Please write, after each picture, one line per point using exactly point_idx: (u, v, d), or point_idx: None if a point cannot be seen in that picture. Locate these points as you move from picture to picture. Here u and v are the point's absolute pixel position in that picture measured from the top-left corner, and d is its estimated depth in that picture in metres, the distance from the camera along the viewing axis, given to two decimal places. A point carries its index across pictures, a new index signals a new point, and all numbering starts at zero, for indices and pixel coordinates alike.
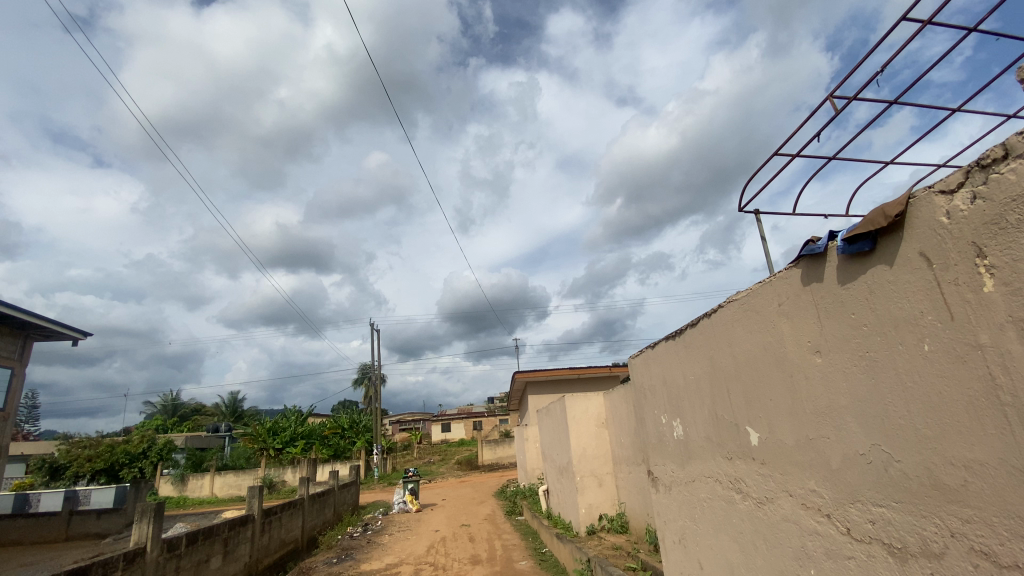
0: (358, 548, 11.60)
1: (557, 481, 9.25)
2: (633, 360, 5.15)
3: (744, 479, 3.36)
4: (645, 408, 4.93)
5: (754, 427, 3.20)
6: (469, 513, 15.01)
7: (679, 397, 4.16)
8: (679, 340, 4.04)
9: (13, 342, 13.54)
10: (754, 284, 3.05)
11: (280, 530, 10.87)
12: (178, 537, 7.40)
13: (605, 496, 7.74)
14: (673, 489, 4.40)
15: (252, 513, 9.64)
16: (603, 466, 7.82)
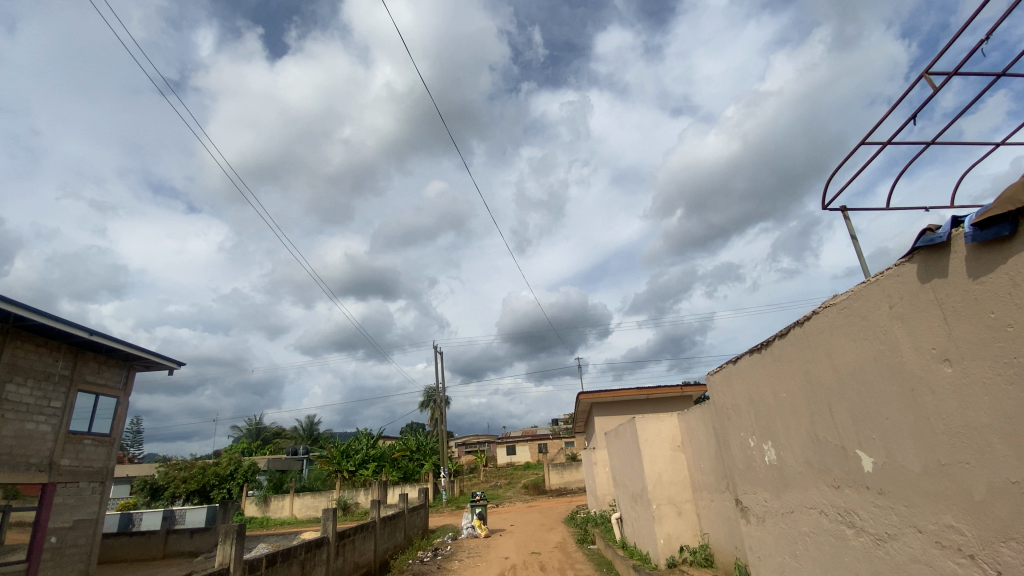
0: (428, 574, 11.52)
1: (632, 508, 8.72)
2: (712, 378, 4.75)
3: (856, 510, 2.91)
4: (729, 430, 4.50)
5: (866, 451, 2.78)
6: (539, 540, 14.58)
7: (769, 417, 3.74)
8: (766, 353, 3.65)
9: (118, 372, 14.82)
10: (858, 286, 2.68)
11: (353, 554, 10.99)
12: (258, 558, 7.60)
13: (685, 525, 7.20)
14: (767, 522, 3.94)
15: (327, 536, 9.81)
16: (681, 494, 7.31)
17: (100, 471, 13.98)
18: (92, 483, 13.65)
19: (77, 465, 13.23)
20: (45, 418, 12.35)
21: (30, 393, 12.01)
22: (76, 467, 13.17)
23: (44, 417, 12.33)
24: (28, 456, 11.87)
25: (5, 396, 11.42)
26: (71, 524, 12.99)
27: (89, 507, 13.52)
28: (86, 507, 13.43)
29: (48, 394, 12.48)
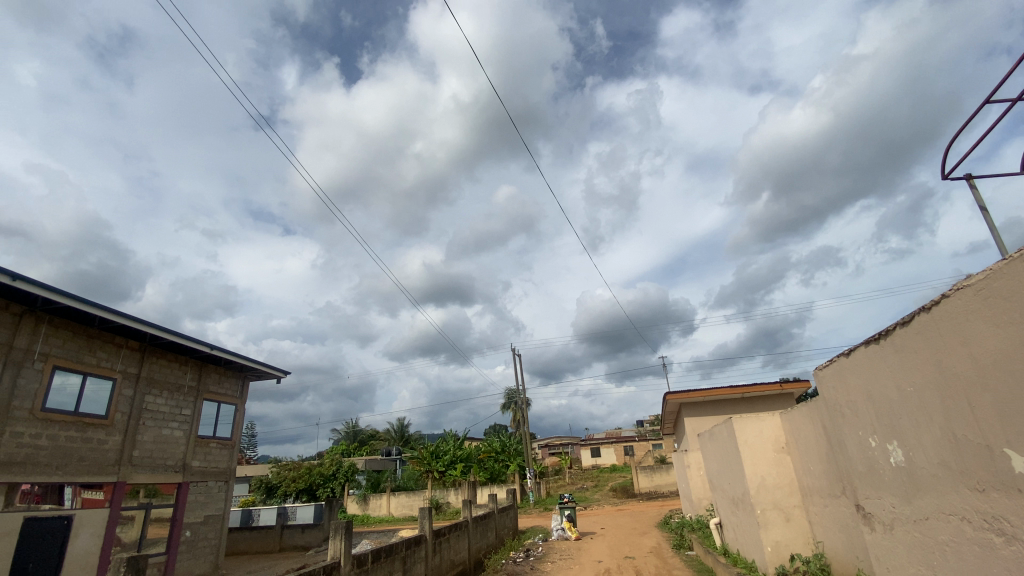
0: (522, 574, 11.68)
1: (733, 513, 8.27)
2: (820, 373, 4.39)
3: (1006, 517, 2.55)
4: (843, 428, 4.13)
5: (1014, 449, 2.43)
6: (633, 544, 14.23)
7: (892, 413, 3.39)
8: (886, 343, 3.31)
9: (236, 382, 16.50)
10: (996, 263, 2.36)
11: (449, 552, 11.38)
12: (365, 553, 8.10)
13: (795, 533, 6.71)
14: (895, 530, 3.56)
15: (424, 534, 10.24)
16: (789, 498, 6.82)
17: (224, 471, 15.60)
18: (218, 482, 15.28)
19: (205, 466, 14.87)
20: (177, 424, 14.02)
21: (165, 402, 13.69)
22: (205, 468, 14.80)
23: (177, 423, 14.01)
24: (165, 459, 13.51)
25: (146, 405, 13.10)
26: (202, 519, 14.63)
27: (216, 504, 15.15)
28: (214, 504, 15.05)
29: (179, 402, 14.14)
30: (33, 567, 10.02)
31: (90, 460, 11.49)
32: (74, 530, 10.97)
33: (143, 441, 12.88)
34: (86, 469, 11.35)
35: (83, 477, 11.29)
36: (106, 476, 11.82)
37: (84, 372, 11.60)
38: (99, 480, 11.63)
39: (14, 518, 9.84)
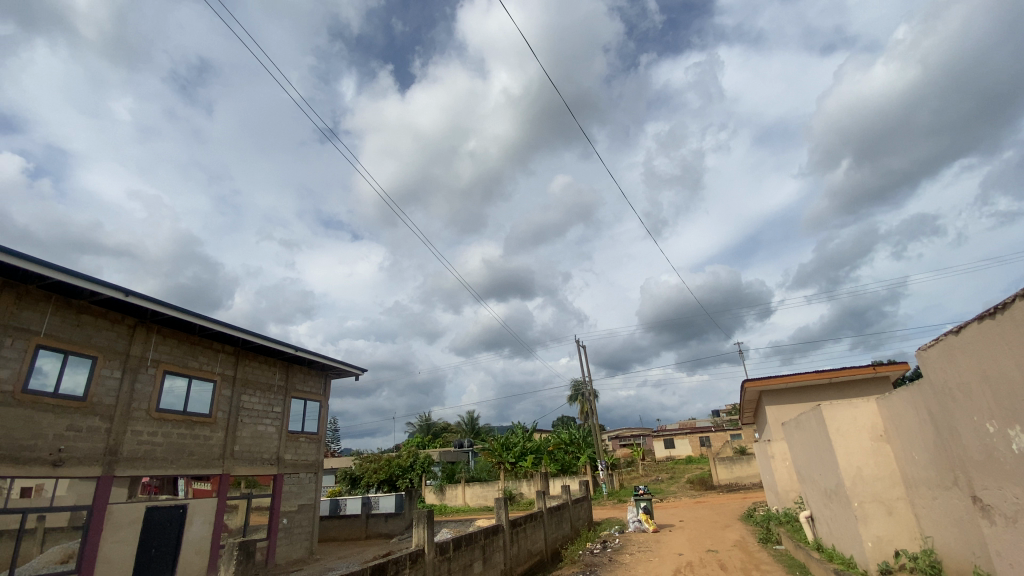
0: (601, 565, 11.65)
1: (826, 506, 7.77)
2: (925, 354, 4.01)
3: None
4: (954, 414, 3.76)
5: None
6: (715, 537, 13.78)
7: (1012, 395, 3.05)
8: (1004, 318, 2.97)
9: (319, 380, 17.60)
10: None
11: (526, 541, 11.56)
12: (447, 541, 8.41)
13: (900, 527, 6.19)
14: (1020, 524, 3.21)
15: (502, 523, 10.46)
16: (890, 490, 6.30)
17: (313, 463, 16.73)
18: (309, 473, 16.43)
19: (296, 458, 16.02)
20: (270, 420, 15.18)
21: (258, 401, 14.86)
22: (296, 460, 15.96)
23: (271, 419, 15.17)
24: (262, 453, 14.70)
25: (242, 404, 14.28)
26: (297, 508, 15.80)
27: (308, 494, 16.30)
28: (306, 493, 16.20)
29: (271, 400, 15.30)
30: (155, 551, 11.38)
31: (198, 454, 12.72)
32: (188, 517, 12.29)
33: (242, 437, 14.08)
34: (196, 462, 12.59)
35: (193, 470, 12.52)
36: (213, 469, 13.04)
37: (189, 375, 12.83)
38: (207, 473, 12.85)
39: (137, 508, 11.10)
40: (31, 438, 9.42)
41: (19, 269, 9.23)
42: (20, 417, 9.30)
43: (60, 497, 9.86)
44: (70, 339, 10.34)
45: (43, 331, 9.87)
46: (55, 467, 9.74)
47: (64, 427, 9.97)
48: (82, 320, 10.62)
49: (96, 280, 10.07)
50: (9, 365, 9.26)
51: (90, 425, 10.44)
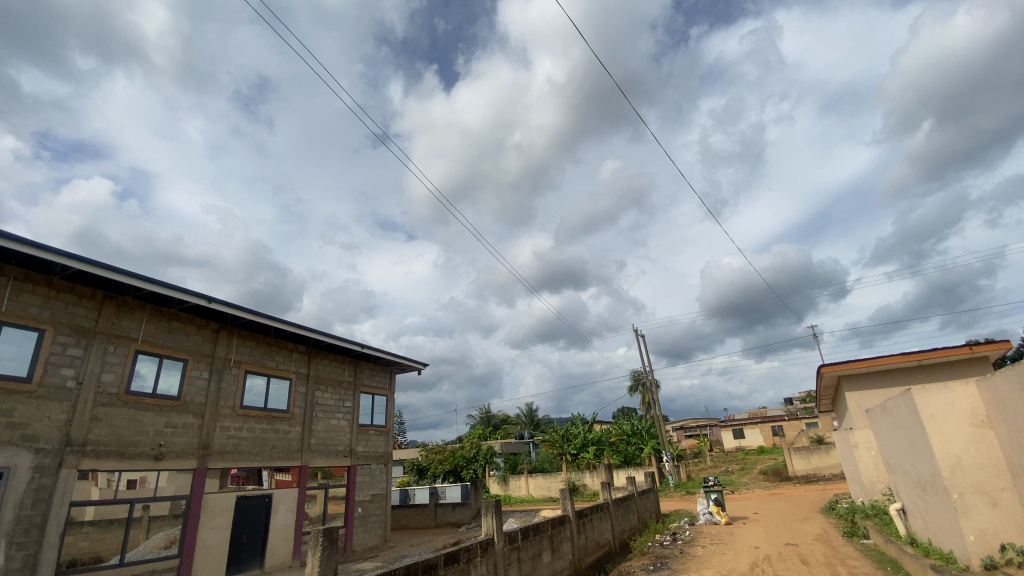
0: (672, 558, 11.40)
1: (920, 498, 7.17)
2: None
3: None
4: None
5: None
6: (794, 530, 13.11)
7: None
8: None
9: (384, 375, 18.28)
10: None
11: (594, 532, 11.51)
12: (515, 531, 8.52)
13: (1006, 520, 5.62)
14: None
15: (569, 514, 10.47)
16: (995, 481, 5.73)
17: (383, 455, 17.45)
18: (379, 464, 17.15)
19: (368, 450, 16.79)
20: (342, 414, 15.98)
21: (331, 396, 15.67)
22: (367, 452, 16.72)
23: (342, 414, 15.95)
24: (336, 445, 15.51)
25: (316, 399, 15.12)
26: (370, 497, 16.56)
27: (380, 484, 17.04)
28: (378, 483, 16.94)
29: (342, 395, 16.09)
30: (246, 537, 12.33)
31: (279, 448, 13.62)
32: (274, 506, 13.19)
33: (317, 431, 14.92)
34: (277, 455, 13.48)
35: (275, 462, 13.42)
36: (293, 461, 13.90)
37: (268, 374, 13.71)
38: (288, 464, 13.73)
39: (229, 497, 12.04)
40: (135, 435, 10.44)
41: (117, 282, 10.19)
42: (125, 416, 10.32)
43: (161, 488, 10.86)
44: (163, 343, 11.31)
45: (140, 337, 10.87)
46: (157, 460, 10.74)
47: (162, 424, 10.96)
48: (173, 326, 11.59)
49: (181, 288, 10.93)
50: (114, 369, 10.28)
51: (184, 422, 11.40)
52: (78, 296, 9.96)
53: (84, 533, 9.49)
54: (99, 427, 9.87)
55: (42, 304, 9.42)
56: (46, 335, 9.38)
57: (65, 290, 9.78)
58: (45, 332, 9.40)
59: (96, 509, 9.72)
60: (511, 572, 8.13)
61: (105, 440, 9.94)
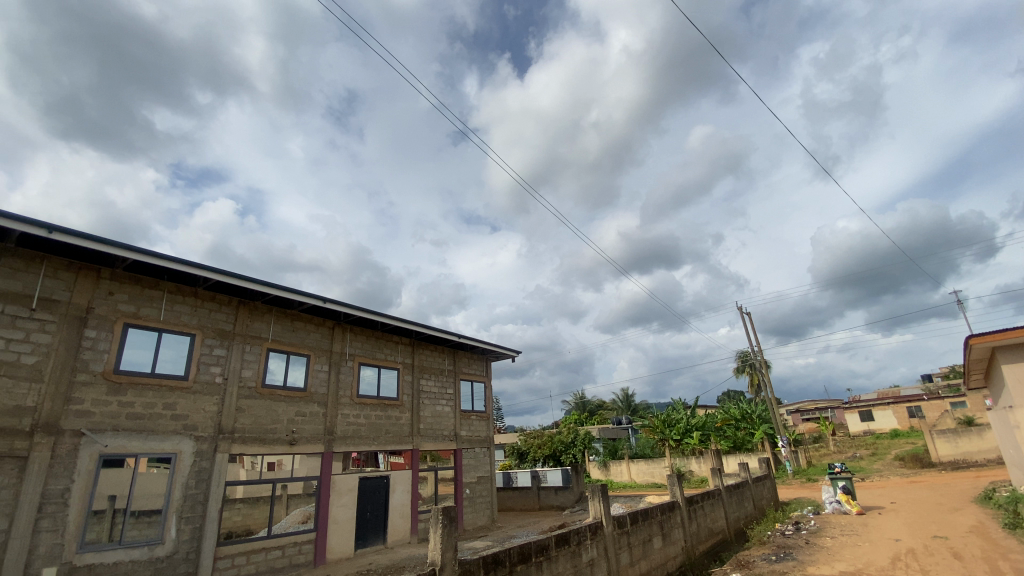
0: (797, 548, 10.63)
1: None
2: None
3: None
4: None
5: None
6: (941, 522, 11.64)
7: None
8: None
9: (481, 363, 18.88)
10: None
11: (706, 519, 11.06)
12: (623, 515, 8.41)
13: None
14: None
15: (678, 500, 10.14)
16: None
17: (486, 439, 18.11)
18: (483, 448, 17.83)
19: (471, 435, 17.51)
20: (446, 401, 16.79)
21: (434, 384, 16.52)
22: (471, 436, 17.44)
23: (446, 400, 16.75)
24: (442, 429, 16.35)
25: (422, 387, 16.02)
26: (477, 479, 17.30)
27: (485, 467, 17.74)
28: (483, 466, 17.62)
29: (444, 383, 16.89)
30: (369, 514, 13.49)
31: (392, 432, 14.64)
32: (391, 487, 14.23)
33: (424, 417, 15.82)
34: (391, 439, 14.50)
35: (390, 446, 14.45)
36: (405, 445, 14.88)
37: (378, 365, 14.75)
38: (401, 448, 14.72)
39: (352, 478, 13.19)
40: (272, 423, 11.79)
41: (248, 289, 11.50)
42: (262, 406, 11.67)
43: (296, 469, 12.16)
44: (289, 341, 12.59)
45: (270, 336, 12.21)
46: (291, 445, 12.04)
47: (293, 413, 12.26)
48: (295, 325, 12.85)
49: (299, 291, 12.06)
50: (251, 365, 11.64)
51: (311, 410, 12.66)
52: (219, 304, 11.36)
53: (237, 509, 10.91)
54: (243, 417, 11.27)
55: (191, 311, 10.86)
56: (196, 339, 10.82)
57: (207, 299, 11.19)
58: (195, 336, 10.84)
59: (244, 488, 11.10)
60: (622, 555, 8.09)
61: (248, 427, 11.32)
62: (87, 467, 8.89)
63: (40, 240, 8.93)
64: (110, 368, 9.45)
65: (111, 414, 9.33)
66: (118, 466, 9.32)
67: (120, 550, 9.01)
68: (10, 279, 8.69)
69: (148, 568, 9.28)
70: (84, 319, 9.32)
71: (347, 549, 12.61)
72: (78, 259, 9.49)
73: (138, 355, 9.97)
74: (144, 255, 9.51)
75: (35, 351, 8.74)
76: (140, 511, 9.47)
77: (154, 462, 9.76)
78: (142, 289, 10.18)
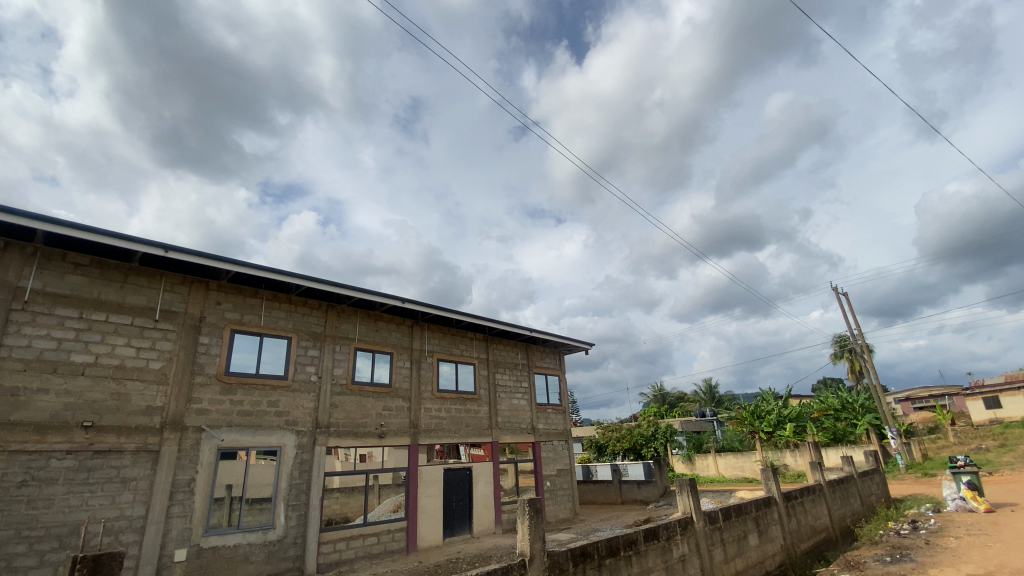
0: (915, 549, 9.65)
1: None
2: None
3: None
4: None
5: None
6: None
7: None
8: None
9: (554, 356, 18.88)
10: None
11: (807, 516, 10.32)
12: (715, 511, 8.05)
13: None
14: None
15: (774, 496, 9.54)
16: None
17: (563, 432, 18.10)
18: (561, 441, 17.86)
19: (549, 428, 17.58)
20: (522, 394, 16.97)
21: (510, 377, 16.74)
22: (548, 429, 17.51)
23: (522, 393, 16.93)
24: (520, 422, 16.56)
25: (498, 381, 16.31)
26: (557, 472, 17.34)
27: (564, 459, 17.75)
28: (562, 459, 17.63)
29: (519, 376, 17.07)
30: (455, 504, 13.97)
31: (472, 425, 15.03)
32: (474, 478, 14.62)
33: (502, 410, 16.10)
34: (471, 432, 14.90)
35: (471, 438, 14.84)
36: (485, 438, 15.23)
37: (455, 361, 15.18)
38: (481, 440, 15.09)
39: (437, 469, 13.71)
40: (362, 417, 12.51)
41: (335, 293, 12.25)
42: (353, 401, 12.43)
43: (386, 461, 12.82)
44: (373, 340, 13.28)
45: (357, 336, 12.96)
46: (380, 437, 12.73)
47: (381, 408, 12.94)
48: (379, 325, 13.53)
49: (379, 292, 12.68)
50: (342, 364, 12.43)
51: (397, 405, 13.29)
52: (310, 308, 12.20)
53: (335, 498, 11.70)
54: (337, 412, 12.06)
55: (287, 316, 11.78)
56: (292, 341, 11.72)
57: (300, 304, 12.06)
58: (291, 338, 11.74)
59: (340, 478, 11.87)
60: (715, 553, 7.76)
61: (342, 422, 12.09)
62: (207, 459, 9.92)
63: (158, 258, 10.03)
64: (221, 370, 10.48)
65: (224, 411, 10.34)
66: (233, 458, 10.30)
67: (239, 534, 10.01)
68: (137, 295, 9.83)
69: (263, 550, 10.22)
70: (198, 327, 10.40)
71: (436, 537, 13.16)
72: (190, 273, 10.57)
73: (244, 358, 10.95)
74: (244, 267, 10.42)
75: (161, 357, 9.85)
76: (253, 498, 10.44)
77: (262, 454, 10.71)
78: (244, 298, 11.17)
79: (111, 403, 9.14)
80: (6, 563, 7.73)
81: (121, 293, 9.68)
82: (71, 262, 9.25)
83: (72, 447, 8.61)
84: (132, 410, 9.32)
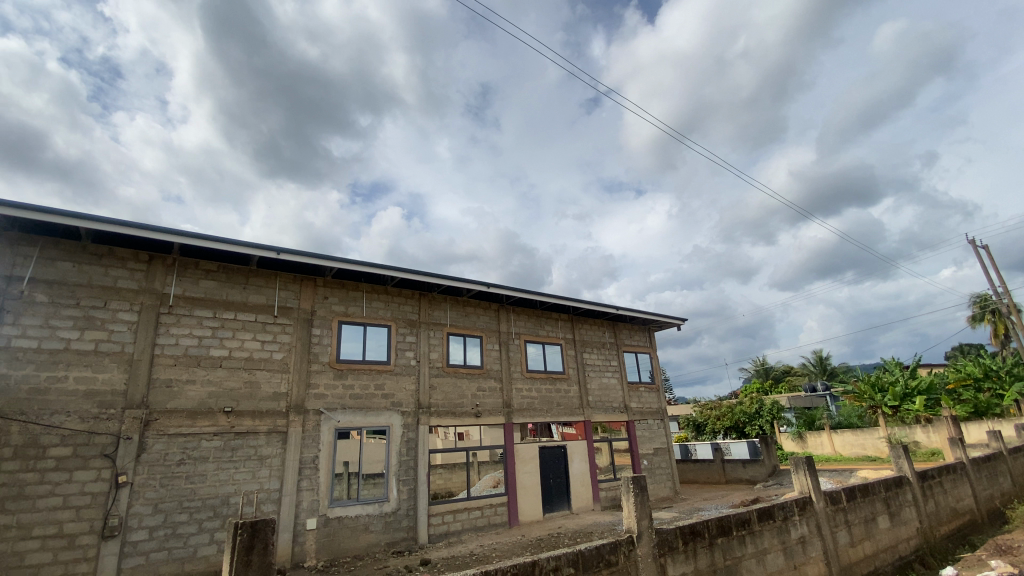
0: None
1: None
2: None
3: None
4: None
5: None
6: None
7: None
8: None
9: (643, 334, 18.39)
10: None
11: (947, 498, 9.24)
12: (837, 491, 7.46)
13: None
14: None
15: (906, 475, 8.64)
16: None
17: (658, 410, 17.66)
18: (655, 419, 17.46)
19: (642, 406, 17.25)
20: (612, 372, 16.78)
21: (598, 356, 16.61)
22: (642, 407, 17.18)
23: (612, 372, 16.74)
24: (612, 401, 16.41)
25: (587, 360, 16.26)
26: (654, 450, 17.00)
27: (661, 438, 17.34)
28: (658, 437, 17.23)
29: (608, 355, 16.87)
30: (552, 481, 14.25)
31: (564, 404, 15.14)
32: (569, 456, 14.78)
33: (592, 389, 16.05)
34: (564, 411, 15.03)
35: (563, 417, 14.98)
36: (577, 417, 15.30)
37: (543, 342, 15.32)
38: (574, 419, 15.18)
39: (533, 448, 14.02)
40: (459, 398, 13.09)
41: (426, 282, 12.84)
42: (450, 383, 13.03)
43: (484, 439, 13.33)
44: (464, 324, 13.77)
45: (449, 322, 13.51)
46: (477, 417, 13.24)
47: (475, 389, 13.44)
48: (468, 310, 13.99)
49: (466, 279, 13.10)
50: (437, 348, 13.05)
51: (490, 386, 13.73)
52: (404, 297, 12.89)
53: (439, 474, 12.41)
54: (436, 393, 12.72)
55: (385, 306, 12.54)
56: (391, 329, 12.48)
57: (395, 294, 12.77)
58: (391, 326, 12.50)
59: (443, 455, 12.55)
60: (839, 535, 7.21)
61: (441, 403, 12.74)
62: (327, 438, 10.94)
63: (271, 261, 11.09)
64: (333, 358, 11.45)
65: (338, 395, 11.32)
66: (348, 438, 11.26)
67: (359, 505, 10.99)
68: (258, 294, 10.98)
69: (380, 521, 11.15)
70: (310, 320, 11.41)
71: (537, 512, 13.54)
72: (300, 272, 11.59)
73: (351, 346, 11.85)
74: (344, 263, 11.23)
75: (281, 348, 10.96)
76: (369, 474, 11.36)
77: (373, 434, 11.59)
78: (347, 291, 12.07)
79: (244, 391, 10.35)
80: (174, 529, 9.14)
81: (245, 293, 10.85)
82: (203, 269, 10.52)
83: (217, 430, 9.89)
84: (262, 396, 10.49)
